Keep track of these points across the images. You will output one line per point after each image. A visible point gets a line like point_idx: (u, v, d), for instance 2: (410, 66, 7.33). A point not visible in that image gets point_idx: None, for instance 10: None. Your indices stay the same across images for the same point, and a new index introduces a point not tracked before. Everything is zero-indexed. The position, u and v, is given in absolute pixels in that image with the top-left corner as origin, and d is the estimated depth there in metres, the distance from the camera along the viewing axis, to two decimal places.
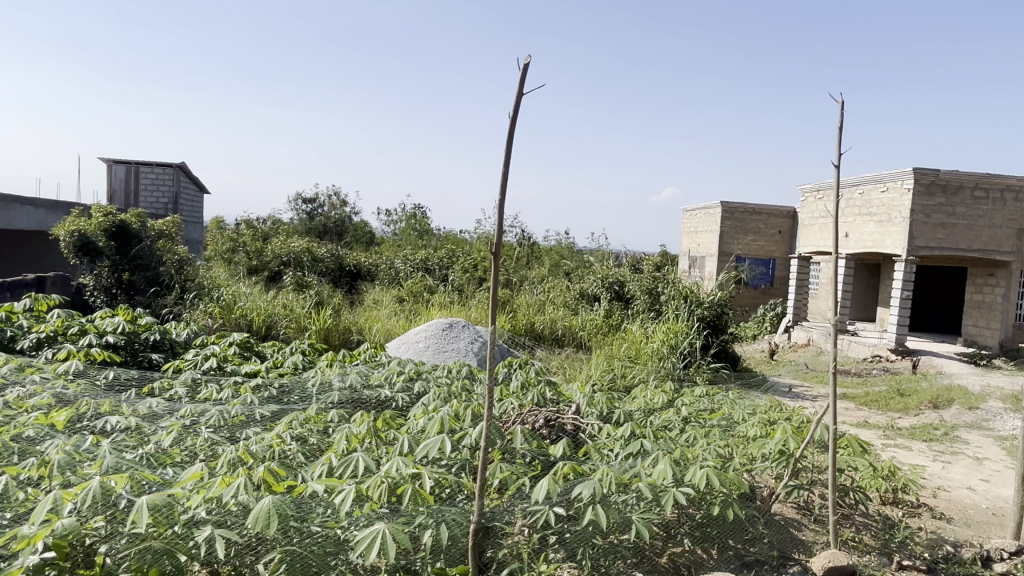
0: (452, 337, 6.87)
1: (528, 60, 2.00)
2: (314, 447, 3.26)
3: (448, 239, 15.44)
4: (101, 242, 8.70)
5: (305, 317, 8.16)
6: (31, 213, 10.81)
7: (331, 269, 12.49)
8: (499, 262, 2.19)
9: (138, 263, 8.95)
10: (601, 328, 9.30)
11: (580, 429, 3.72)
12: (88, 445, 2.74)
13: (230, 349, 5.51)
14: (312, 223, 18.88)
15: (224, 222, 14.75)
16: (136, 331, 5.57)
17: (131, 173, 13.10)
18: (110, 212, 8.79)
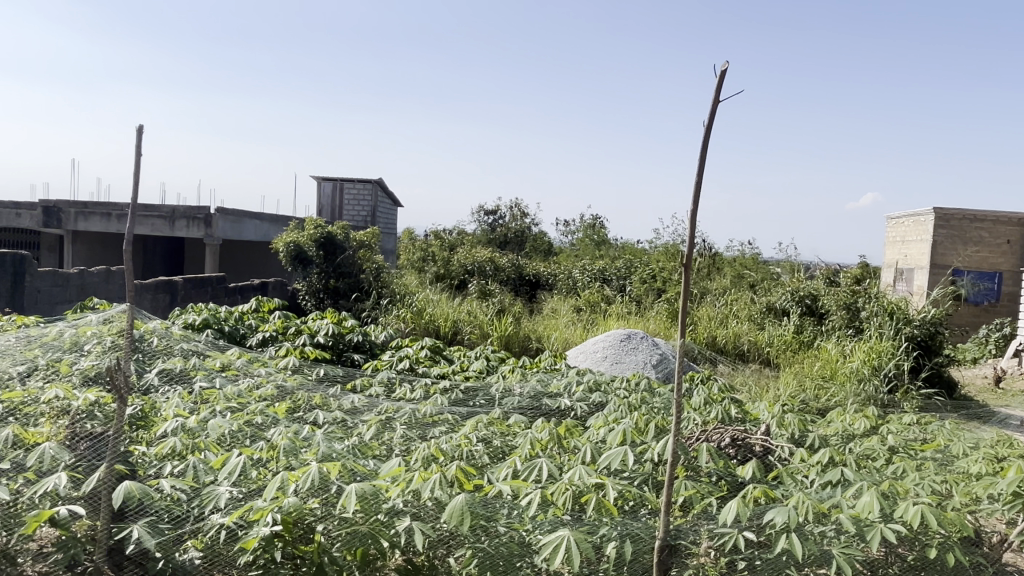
0: (631, 349, 6.80)
1: (725, 67, 1.95)
2: (498, 449, 3.38)
3: (626, 249, 15.32)
4: (311, 251, 9.72)
5: (488, 324, 8.49)
6: (258, 226, 12.32)
7: (511, 278, 12.91)
8: (690, 274, 2.15)
9: (342, 271, 9.85)
10: (790, 344, 8.72)
11: (769, 451, 3.52)
12: (305, 433, 3.06)
13: (421, 352, 5.88)
14: (494, 233, 19.64)
15: (415, 232, 15.79)
16: (341, 332, 6.13)
17: (337, 189, 14.48)
18: (321, 225, 9.78)
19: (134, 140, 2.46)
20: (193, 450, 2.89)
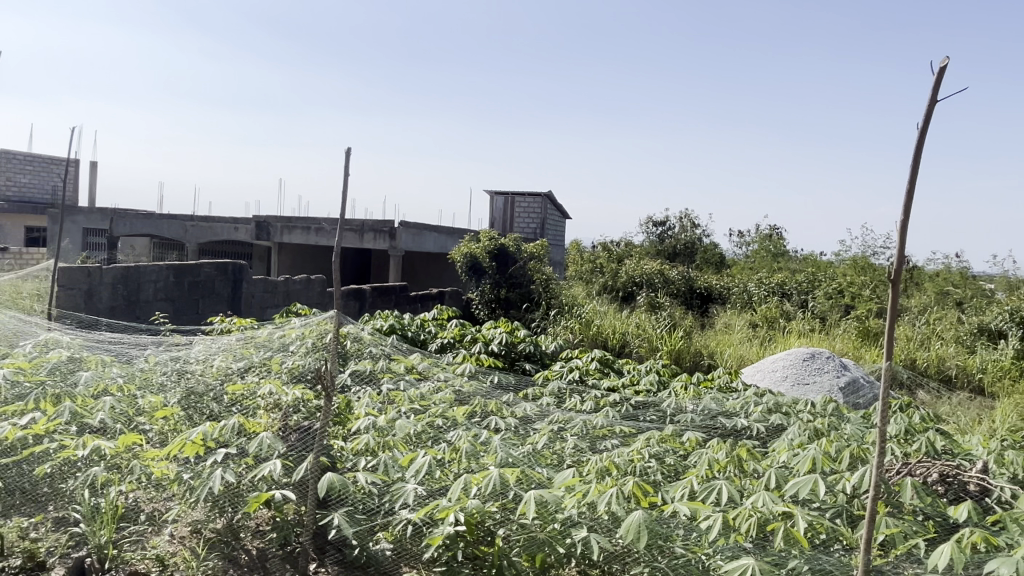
0: (815, 369, 6.34)
1: (945, 63, 1.76)
2: (673, 468, 3.29)
3: (808, 262, 14.35)
4: (485, 262, 10.08)
5: (657, 338, 8.33)
6: (437, 238, 13.01)
7: (682, 291, 12.56)
8: (899, 291, 1.96)
9: (513, 282, 10.12)
10: (1008, 372, 7.69)
11: (987, 492, 3.12)
12: (484, 438, 3.18)
13: (591, 364, 5.88)
14: (662, 245, 19.24)
15: (583, 244, 15.86)
16: (513, 341, 6.30)
17: (508, 203, 14.94)
18: (494, 237, 10.15)
19: (343, 162, 2.91)
20: (383, 447, 3.10)
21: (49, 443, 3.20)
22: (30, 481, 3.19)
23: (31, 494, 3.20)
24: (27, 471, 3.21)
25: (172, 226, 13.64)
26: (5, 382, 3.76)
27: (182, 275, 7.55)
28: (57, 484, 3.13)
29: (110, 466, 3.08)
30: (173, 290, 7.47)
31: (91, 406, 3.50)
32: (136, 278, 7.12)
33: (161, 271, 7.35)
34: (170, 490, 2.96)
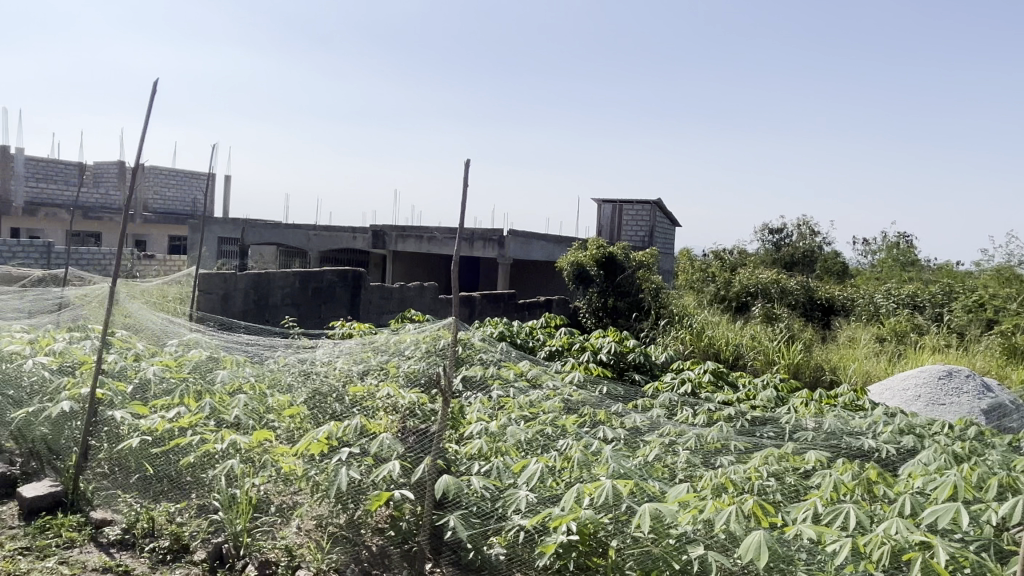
0: (952, 389, 5.86)
1: None
2: (794, 488, 3.13)
3: (943, 272, 13.30)
4: (592, 271, 10.03)
5: (774, 350, 7.99)
6: (544, 246, 13.06)
7: (801, 302, 11.97)
8: None
9: (621, 291, 10.00)
10: None
11: None
12: (595, 448, 3.16)
13: (704, 376, 5.71)
14: (779, 253, 18.43)
15: (694, 252, 15.45)
16: (622, 351, 6.23)
17: (616, 211, 14.81)
18: (602, 245, 10.07)
19: (461, 174, 3.04)
20: (496, 452, 3.15)
21: (193, 436, 3.48)
22: (176, 469, 3.47)
23: (176, 481, 3.48)
24: (172, 460, 3.50)
25: (296, 235, 14.52)
26: (155, 378, 4.12)
27: (306, 281, 8.01)
28: (199, 474, 3.39)
29: (245, 459, 3.31)
30: (298, 295, 7.94)
31: (228, 402, 3.78)
32: (267, 283, 7.62)
33: (288, 277, 7.82)
34: (298, 485, 3.15)
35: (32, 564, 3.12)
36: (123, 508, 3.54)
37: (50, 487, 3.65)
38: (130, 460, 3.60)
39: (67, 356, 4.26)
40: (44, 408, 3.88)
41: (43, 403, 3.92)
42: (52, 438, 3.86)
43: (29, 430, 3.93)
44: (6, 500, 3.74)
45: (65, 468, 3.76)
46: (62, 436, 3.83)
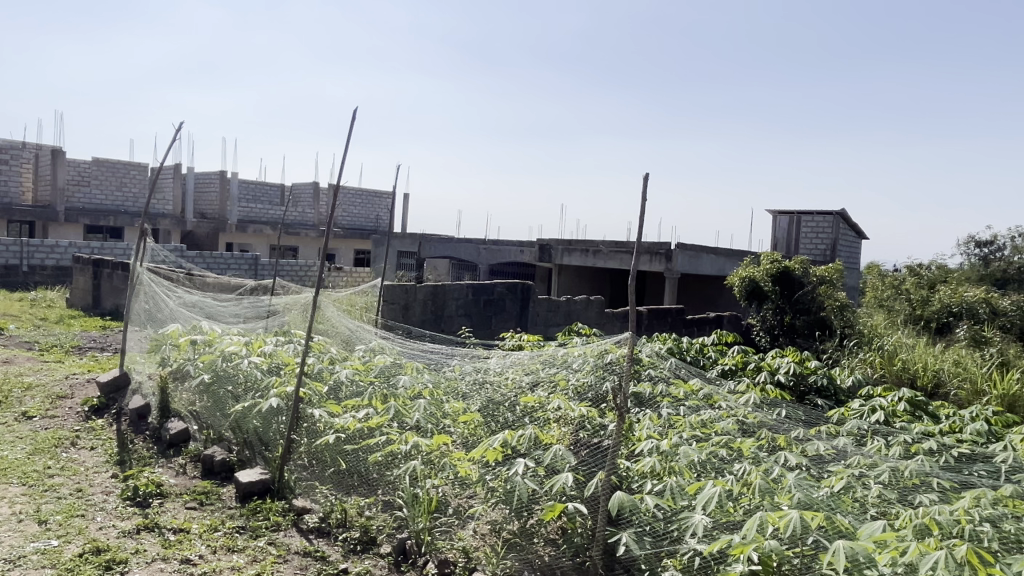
0: None
1: None
2: (1015, 536, 2.75)
3: None
4: (767, 287, 9.51)
5: (984, 379, 7.08)
6: (714, 260, 12.55)
7: (1017, 325, 10.50)
8: None
9: (799, 308, 9.39)
10: None
11: None
12: (776, 474, 2.99)
13: (899, 405, 5.18)
14: (988, 269, 16.37)
15: (883, 267, 14.13)
16: (803, 372, 5.85)
17: (794, 223, 13.96)
18: (777, 259, 9.52)
19: (642, 189, 3.09)
20: (669, 471, 3.10)
21: (380, 436, 3.78)
22: (365, 465, 3.77)
23: (364, 477, 3.77)
24: (361, 457, 3.80)
25: (468, 248, 15.17)
26: (347, 381, 4.51)
27: (479, 293, 8.35)
28: (384, 472, 3.65)
29: (426, 460, 3.52)
30: (471, 306, 8.29)
31: (409, 405, 4.03)
32: (442, 295, 8.04)
33: (462, 289, 8.20)
34: (473, 490, 3.30)
35: (246, 542, 3.51)
36: (320, 499, 3.89)
37: (260, 474, 4.09)
38: (327, 455, 3.96)
39: (275, 358, 4.79)
40: (257, 403, 4.38)
41: (256, 398, 4.42)
42: (261, 430, 4.33)
43: (244, 422, 4.44)
44: (225, 483, 4.24)
45: (272, 458, 4.20)
46: (270, 429, 4.29)
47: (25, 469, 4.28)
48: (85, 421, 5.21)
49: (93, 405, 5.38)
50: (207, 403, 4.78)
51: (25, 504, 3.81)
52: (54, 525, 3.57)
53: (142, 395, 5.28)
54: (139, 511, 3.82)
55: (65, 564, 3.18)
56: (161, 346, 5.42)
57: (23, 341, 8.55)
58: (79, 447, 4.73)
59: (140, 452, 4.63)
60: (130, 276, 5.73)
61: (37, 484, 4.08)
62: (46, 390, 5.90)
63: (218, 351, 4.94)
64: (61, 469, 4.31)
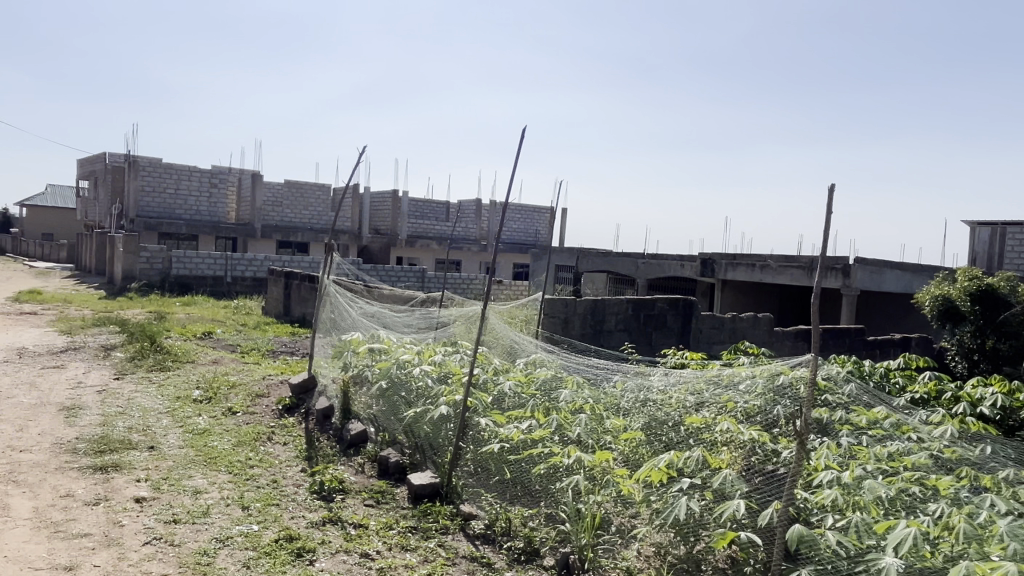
0: None
1: None
2: None
3: None
4: (964, 307, 8.51)
5: None
6: (899, 276, 11.43)
7: None
8: None
9: (1005, 331, 8.31)
10: None
11: None
12: (984, 519, 2.65)
13: None
14: None
15: None
16: (1013, 405, 5.16)
17: (997, 235, 12.45)
18: (977, 277, 8.54)
19: (826, 200, 2.90)
20: (854, 506, 2.87)
21: (542, 448, 3.84)
22: (528, 476, 3.84)
23: (527, 488, 3.84)
24: (525, 468, 3.88)
25: (626, 262, 15.05)
26: (511, 392, 4.63)
27: (639, 308, 8.25)
28: (547, 484, 3.70)
29: (589, 476, 3.51)
30: (631, 321, 8.22)
31: (571, 419, 4.05)
32: (602, 309, 8.06)
33: (622, 304, 8.16)
34: (638, 509, 3.25)
35: (418, 542, 3.71)
36: (485, 506, 4.00)
37: (430, 478, 4.29)
38: (491, 464, 4.09)
39: (444, 367, 5.02)
40: (427, 410, 4.61)
41: (426, 405, 4.66)
42: (432, 436, 4.57)
43: (416, 427, 4.70)
44: (399, 484, 4.50)
45: (441, 464, 4.40)
46: (440, 435, 4.50)
47: (231, 459, 4.82)
48: (279, 419, 5.76)
49: (285, 404, 5.95)
50: (383, 408, 5.12)
51: (232, 490, 4.28)
52: (254, 511, 3.98)
53: (326, 396, 5.76)
54: (324, 504, 4.16)
55: (264, 547, 3.53)
56: (343, 353, 5.88)
57: (228, 344, 9.66)
58: (274, 442, 5.25)
59: (325, 450, 5.04)
60: (319, 288, 6.30)
61: (241, 473, 4.57)
62: (248, 389, 6.61)
63: (393, 359, 5.27)
64: (260, 461, 4.80)
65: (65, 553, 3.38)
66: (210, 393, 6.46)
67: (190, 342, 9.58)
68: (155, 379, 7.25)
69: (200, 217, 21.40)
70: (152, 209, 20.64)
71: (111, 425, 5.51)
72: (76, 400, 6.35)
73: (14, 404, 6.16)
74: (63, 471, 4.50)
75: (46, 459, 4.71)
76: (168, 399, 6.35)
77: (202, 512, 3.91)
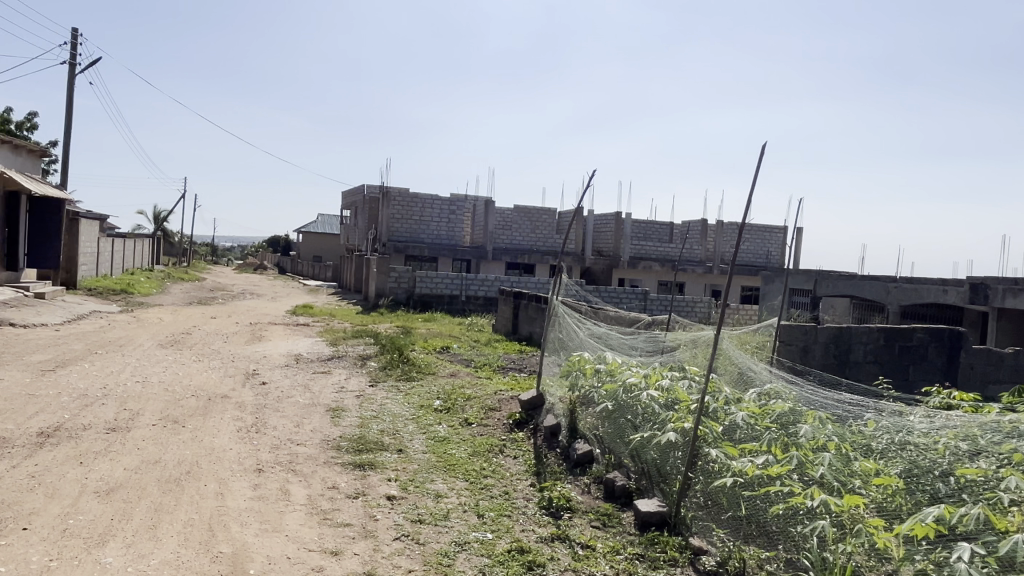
0: None
1: None
2: None
3: None
4: None
5: None
6: None
7: None
8: None
9: None
10: None
11: None
12: None
13: None
14: None
15: None
16: None
17: None
18: None
19: None
20: None
21: (780, 487, 3.58)
22: (765, 516, 3.59)
23: (764, 528, 3.59)
24: (761, 506, 3.63)
25: (875, 287, 13.62)
26: (744, 423, 4.37)
27: (893, 339, 7.42)
28: (787, 526, 3.43)
29: (836, 522, 3.20)
30: (882, 352, 7.42)
31: (814, 457, 3.74)
32: (848, 338, 7.42)
33: (872, 334, 7.41)
34: (896, 567, 2.90)
35: (646, 571, 3.63)
36: (717, 543, 3.82)
37: (659, 506, 4.19)
38: (723, 499, 3.89)
39: (671, 393, 4.90)
40: (654, 435, 4.53)
41: (653, 430, 4.58)
42: (659, 462, 4.47)
43: (643, 452, 4.64)
44: (625, 509, 4.46)
45: (670, 492, 4.28)
46: (667, 462, 4.39)
47: (468, 467, 5.13)
48: (510, 432, 6.04)
49: (515, 419, 6.22)
50: (609, 430, 5.12)
51: (468, 497, 4.56)
52: (488, 520, 4.19)
53: (554, 414, 5.90)
54: (553, 520, 4.25)
55: (498, 556, 3.70)
56: (570, 372, 5.99)
57: (463, 359, 10.35)
58: (506, 454, 5.51)
59: (553, 467, 5.16)
60: (549, 309, 6.54)
61: (477, 481, 4.86)
62: (481, 402, 7.01)
63: (620, 381, 5.26)
64: (493, 472, 5.06)
65: (333, 539, 3.83)
66: (449, 404, 6.97)
67: (432, 356, 10.43)
68: (402, 388, 8.00)
69: (440, 241, 23.35)
70: (400, 234, 22.95)
71: (367, 427, 6.19)
72: (339, 402, 7.23)
73: (293, 402, 7.18)
74: (330, 465, 5.13)
75: (317, 453, 5.40)
76: (413, 407, 6.97)
77: (443, 516, 4.21)
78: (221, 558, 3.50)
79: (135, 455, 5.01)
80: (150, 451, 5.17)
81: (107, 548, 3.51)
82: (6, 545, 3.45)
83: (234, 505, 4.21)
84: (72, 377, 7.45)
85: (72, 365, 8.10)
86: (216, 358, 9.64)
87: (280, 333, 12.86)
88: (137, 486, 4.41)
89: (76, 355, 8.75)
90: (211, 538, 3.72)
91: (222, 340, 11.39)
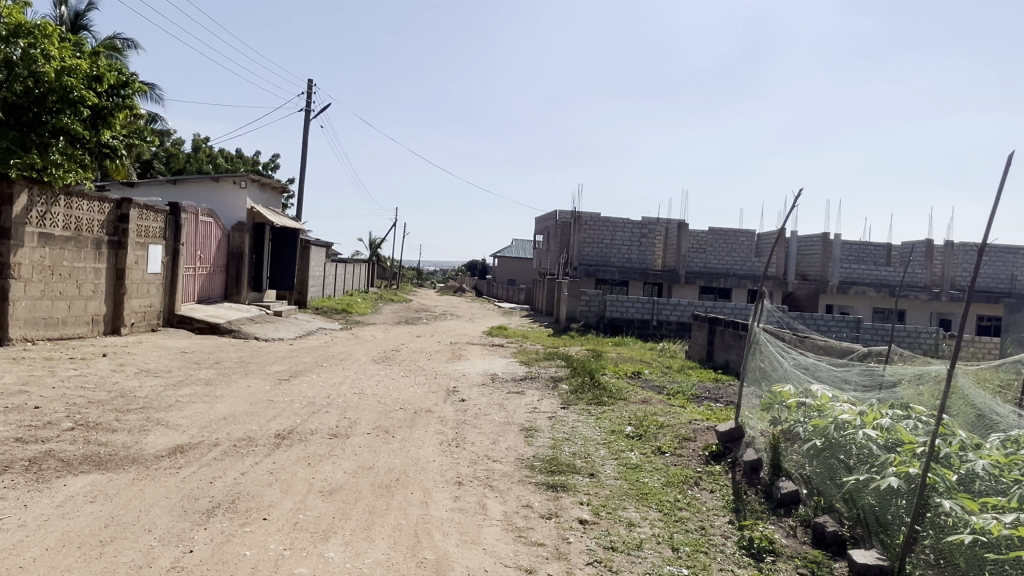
0: None
1: None
2: None
3: None
4: None
5: None
6: None
7: None
8: None
9: None
10: None
11: None
12: None
13: None
14: None
15: None
16: None
17: None
18: None
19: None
20: None
21: None
22: None
23: None
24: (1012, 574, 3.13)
25: None
26: (985, 474, 3.82)
27: None
28: None
29: None
30: None
31: None
32: None
33: None
34: None
35: None
36: None
37: (878, 560, 3.76)
38: (960, 560, 3.40)
39: (894, 434, 4.42)
40: (873, 480, 4.10)
41: (871, 474, 4.15)
42: (879, 510, 4.01)
43: (858, 497, 4.20)
44: (838, 558, 4.07)
45: (893, 545, 3.83)
46: (888, 511, 3.94)
47: (661, 497, 5.00)
48: (705, 465, 5.79)
49: (712, 451, 5.94)
50: (818, 469, 4.69)
51: (662, 529, 4.43)
52: (683, 554, 4.04)
53: (754, 448, 5.55)
54: (755, 563, 3.99)
55: None
56: (772, 406, 5.62)
57: (655, 385, 10.11)
58: (702, 487, 5.29)
59: (753, 505, 4.85)
60: (749, 337, 6.21)
61: (671, 513, 4.71)
62: (675, 430, 6.80)
63: (832, 417, 4.85)
64: (688, 505, 4.88)
65: (527, 557, 3.92)
66: (640, 431, 6.85)
67: (623, 381, 10.32)
68: (593, 412, 8.00)
69: (631, 264, 23.20)
70: (591, 258, 23.14)
71: (559, 448, 6.27)
72: (533, 423, 7.39)
73: (490, 420, 7.47)
74: (524, 483, 5.27)
75: (512, 471, 5.58)
76: (604, 431, 6.94)
77: (636, 545, 4.13)
78: (425, 564, 3.72)
79: (353, 461, 5.51)
80: (366, 457, 5.65)
81: (330, 543, 3.89)
82: (250, 531, 3.95)
83: (436, 514, 4.47)
84: (303, 387, 8.40)
85: (302, 376, 9.14)
86: (421, 374, 10.34)
87: (477, 353, 13.50)
88: (354, 489, 4.84)
89: (306, 367, 9.87)
90: (417, 544, 3.97)
91: (426, 358, 12.19)
